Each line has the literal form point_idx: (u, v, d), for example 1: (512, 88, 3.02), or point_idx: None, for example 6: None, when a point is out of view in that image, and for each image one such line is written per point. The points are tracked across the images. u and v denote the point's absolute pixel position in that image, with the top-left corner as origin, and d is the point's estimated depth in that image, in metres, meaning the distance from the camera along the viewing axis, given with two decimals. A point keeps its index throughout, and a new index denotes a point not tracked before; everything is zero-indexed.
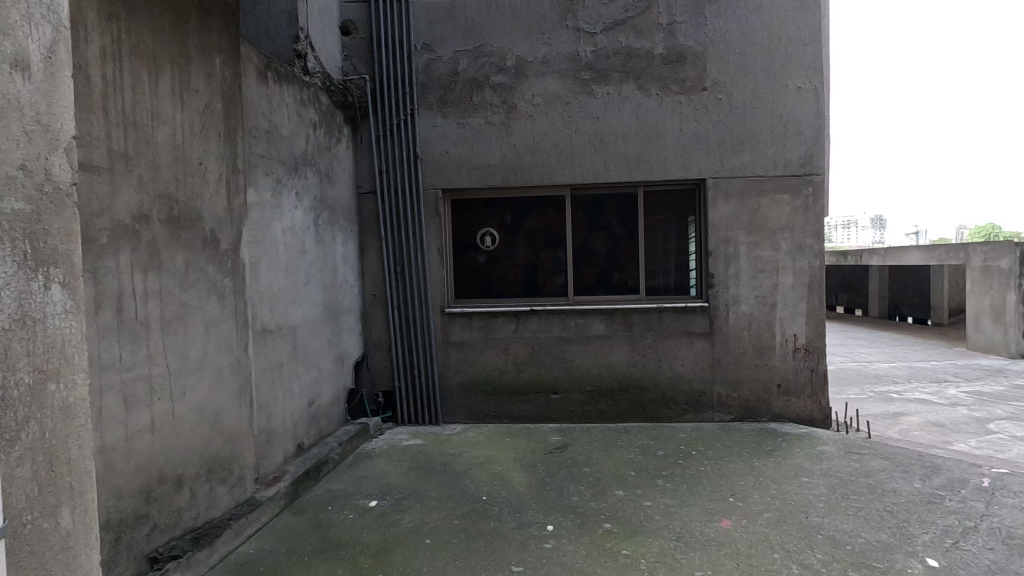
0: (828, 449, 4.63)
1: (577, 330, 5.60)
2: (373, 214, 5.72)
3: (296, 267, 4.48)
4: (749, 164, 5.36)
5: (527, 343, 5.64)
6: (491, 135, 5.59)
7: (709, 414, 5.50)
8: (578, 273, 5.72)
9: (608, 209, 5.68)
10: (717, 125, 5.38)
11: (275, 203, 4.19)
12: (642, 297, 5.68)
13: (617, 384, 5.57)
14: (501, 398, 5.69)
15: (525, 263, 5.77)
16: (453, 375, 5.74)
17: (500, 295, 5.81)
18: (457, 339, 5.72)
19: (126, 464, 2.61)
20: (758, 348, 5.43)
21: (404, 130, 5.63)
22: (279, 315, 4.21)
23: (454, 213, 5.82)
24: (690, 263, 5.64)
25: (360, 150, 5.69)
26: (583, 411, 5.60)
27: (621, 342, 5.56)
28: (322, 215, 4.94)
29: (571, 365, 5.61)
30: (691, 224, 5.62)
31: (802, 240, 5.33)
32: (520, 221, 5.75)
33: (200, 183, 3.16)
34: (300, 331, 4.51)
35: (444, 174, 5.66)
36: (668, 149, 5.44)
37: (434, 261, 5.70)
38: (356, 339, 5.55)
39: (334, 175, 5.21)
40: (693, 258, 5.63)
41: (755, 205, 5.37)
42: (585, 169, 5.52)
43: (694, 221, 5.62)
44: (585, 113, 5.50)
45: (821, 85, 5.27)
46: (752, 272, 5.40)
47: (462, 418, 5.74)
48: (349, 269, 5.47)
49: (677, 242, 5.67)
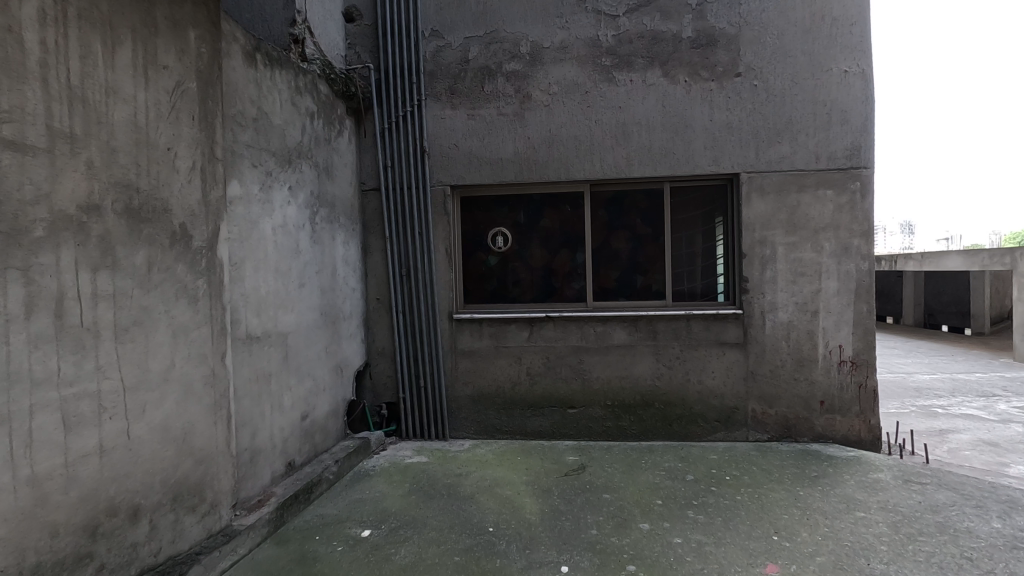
0: (883, 478, 4.08)
1: (596, 339, 5.13)
2: (378, 212, 5.35)
3: (288, 269, 4.11)
4: (788, 157, 4.85)
5: (542, 352, 5.19)
6: (504, 127, 5.18)
7: (742, 433, 4.97)
8: (597, 277, 5.26)
9: (631, 206, 5.21)
10: (752, 114, 4.88)
11: (264, 198, 3.83)
12: (669, 303, 5.17)
13: (640, 399, 5.08)
14: (513, 412, 5.24)
15: (540, 265, 5.33)
16: (462, 387, 5.31)
17: (512, 300, 5.37)
18: (466, 347, 5.29)
19: (64, 495, 2.23)
20: (799, 361, 4.89)
21: (410, 122, 5.25)
22: (267, 322, 3.83)
23: (464, 211, 5.41)
24: (719, 266, 5.16)
25: (364, 144, 5.32)
26: (603, 427, 5.13)
27: (645, 352, 5.07)
28: (319, 213, 4.57)
29: (590, 377, 5.14)
30: (719, 224, 5.15)
31: (847, 241, 4.79)
32: (534, 220, 5.31)
33: (168, 170, 2.79)
34: (292, 339, 4.13)
35: (453, 169, 5.25)
36: (697, 140, 4.95)
37: (442, 263, 5.28)
38: (357, 346, 5.17)
39: (335, 170, 4.84)
40: (722, 262, 5.15)
41: (795, 202, 4.85)
42: (606, 163, 5.07)
43: (722, 221, 5.15)
44: (606, 103, 5.05)
45: (870, 68, 4.74)
46: (791, 276, 4.88)
47: (470, 433, 5.30)
48: (351, 271, 5.09)
49: (705, 243, 5.18)
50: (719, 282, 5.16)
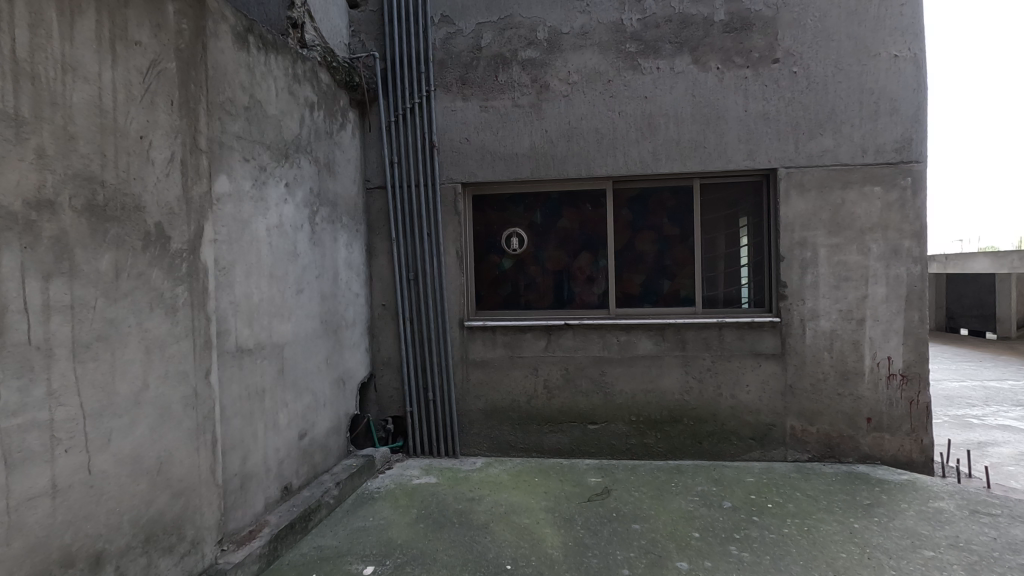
0: (945, 507, 3.64)
1: (619, 349, 4.73)
2: (383, 212, 4.98)
3: (284, 274, 3.74)
4: (831, 150, 4.43)
5: (560, 363, 4.79)
6: (519, 119, 4.79)
7: (779, 453, 4.55)
8: (620, 282, 4.86)
9: (657, 205, 4.80)
10: (791, 104, 4.47)
11: (257, 195, 3.46)
12: (698, 311, 4.76)
13: (667, 415, 4.68)
14: (529, 428, 4.85)
15: (558, 269, 4.93)
16: (474, 401, 4.93)
17: (528, 307, 4.98)
18: (479, 357, 4.90)
19: (6, 547, 1.87)
20: (842, 374, 4.47)
21: (419, 115, 4.88)
22: (260, 332, 3.47)
23: (476, 211, 5.03)
24: (742, 273, 4.77)
25: (369, 139, 4.96)
26: (627, 445, 4.73)
27: (673, 364, 4.66)
28: (320, 213, 4.21)
29: (612, 390, 4.74)
30: (743, 228, 4.75)
31: (897, 242, 4.36)
32: (552, 220, 4.92)
33: (141, 162, 2.43)
34: (288, 351, 3.76)
35: (464, 165, 4.88)
36: (730, 133, 4.54)
37: (452, 266, 4.90)
38: (361, 356, 4.80)
39: (337, 167, 4.48)
40: (745, 268, 4.76)
41: (839, 200, 4.43)
42: (630, 158, 4.67)
43: (746, 224, 4.76)
44: (630, 93, 4.65)
45: (922, 53, 4.31)
46: (835, 281, 4.45)
47: (483, 450, 4.91)
48: (354, 275, 4.73)
49: (728, 248, 4.77)
50: (742, 290, 4.77)
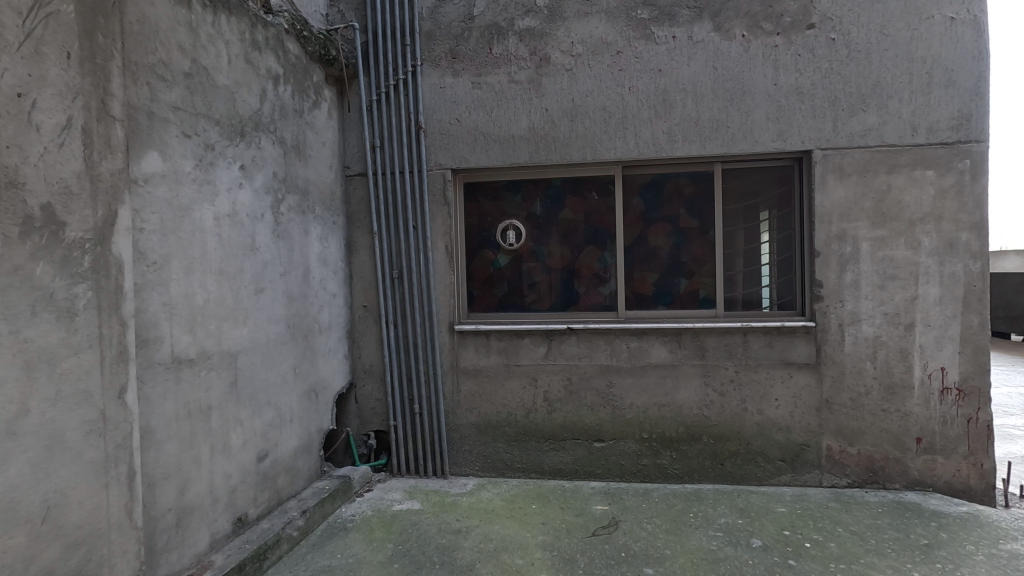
0: (1022, 552, 3.04)
1: (629, 356, 4.16)
2: (365, 203, 4.44)
3: (239, 272, 3.22)
4: (875, 129, 3.84)
5: (562, 372, 4.24)
6: (516, 97, 4.24)
7: (814, 477, 3.97)
8: (631, 281, 4.29)
9: (673, 193, 4.23)
10: (828, 76, 3.88)
11: (202, 178, 2.95)
12: (720, 314, 4.18)
13: (684, 432, 4.11)
14: (527, 446, 4.30)
15: (560, 266, 4.38)
16: (465, 415, 4.38)
17: (527, 309, 4.42)
18: (471, 365, 4.35)
19: None
20: (887, 387, 3.87)
21: (404, 93, 4.34)
22: (205, 339, 2.95)
23: (468, 200, 4.48)
24: (763, 272, 4.19)
25: (348, 121, 4.43)
26: (638, 466, 4.17)
27: (691, 374, 4.09)
28: (287, 202, 3.68)
29: (621, 404, 4.18)
30: (764, 221, 4.18)
31: (953, 235, 3.75)
32: (553, 210, 4.37)
33: (18, 126, 1.91)
34: (243, 361, 3.24)
35: (455, 149, 4.33)
36: (757, 109, 3.96)
37: (441, 263, 4.35)
38: (338, 364, 4.27)
39: (309, 150, 3.95)
40: (767, 266, 4.18)
41: (885, 186, 3.83)
42: (642, 140, 4.10)
43: (768, 218, 4.18)
44: (642, 65, 4.08)
45: (983, 14, 3.69)
46: (879, 281, 3.86)
47: (476, 470, 4.37)
48: (331, 273, 4.20)
49: (748, 243, 4.19)
50: (763, 291, 4.19)
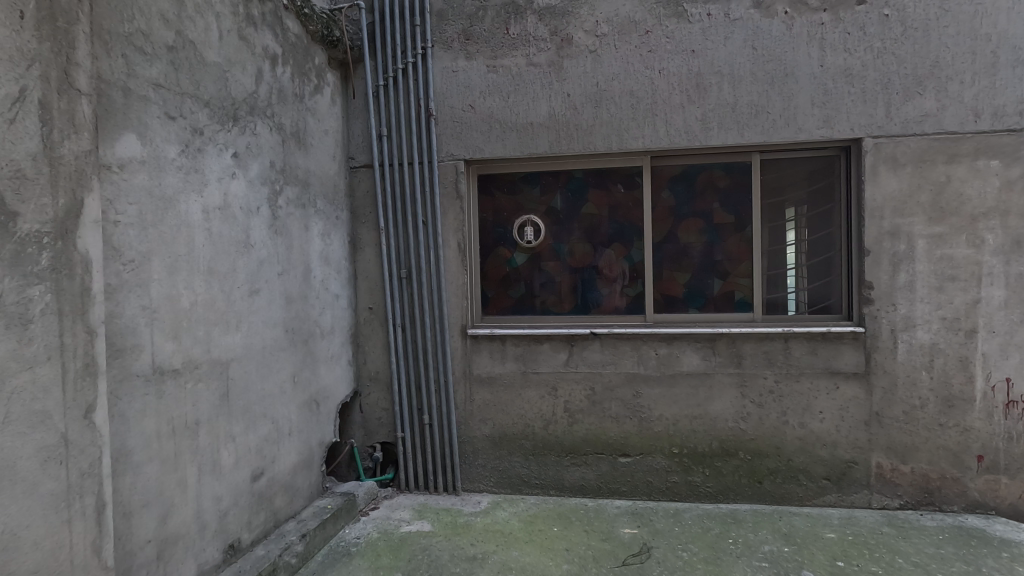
0: None
1: (658, 365, 3.82)
2: (370, 197, 4.11)
3: (231, 271, 2.90)
4: (934, 114, 3.47)
5: (585, 381, 3.90)
6: (535, 81, 3.89)
7: (862, 498, 3.62)
8: (659, 281, 3.94)
9: (707, 185, 3.87)
10: (881, 56, 3.51)
11: (189, 166, 2.62)
12: (757, 318, 3.82)
13: (718, 447, 3.77)
14: (546, 460, 3.96)
15: (582, 266, 4.04)
16: (478, 426, 4.04)
17: (545, 311, 4.08)
18: (484, 373, 4.02)
19: None
20: (945, 400, 3.51)
21: (413, 78, 4.00)
22: (192, 347, 2.63)
23: (482, 193, 4.14)
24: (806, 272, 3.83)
25: (353, 108, 4.10)
26: (667, 483, 3.83)
27: (726, 384, 3.75)
28: (285, 194, 3.35)
29: (649, 416, 3.84)
30: (800, 219, 3.82)
31: (1021, 231, 3.39)
32: (575, 204, 4.03)
33: None
34: (236, 370, 2.91)
35: (468, 138, 3.99)
36: (801, 94, 3.60)
37: (452, 262, 4.02)
38: (342, 371, 3.94)
39: (310, 139, 3.62)
40: (809, 266, 3.82)
41: (944, 177, 3.47)
42: (673, 127, 3.75)
43: (805, 215, 3.82)
44: (673, 46, 3.72)
45: None
46: (936, 282, 3.50)
47: (490, 486, 4.04)
48: (333, 272, 3.87)
49: (782, 243, 3.83)
50: (806, 293, 3.83)
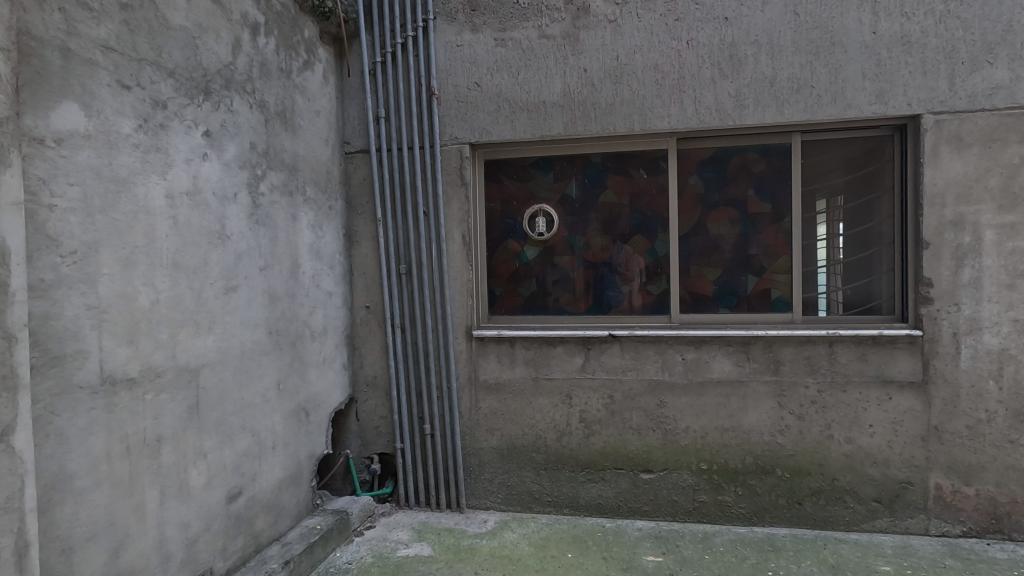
0: None
1: (685, 371, 3.42)
2: (367, 185, 3.75)
3: (202, 266, 2.55)
4: (1005, 87, 3.02)
5: (603, 388, 3.51)
6: (548, 55, 3.50)
7: (917, 523, 3.20)
8: (686, 278, 3.54)
9: (740, 170, 3.46)
10: (943, 21, 3.07)
11: (148, 143, 2.27)
12: (797, 319, 3.40)
13: (752, 464, 3.37)
14: (559, 476, 3.59)
15: (600, 261, 3.64)
16: (484, 437, 3.67)
17: (559, 311, 3.70)
18: (491, 379, 3.65)
19: None
20: (1017, 413, 3.07)
21: (413, 53, 3.63)
22: (153, 352, 2.28)
23: (489, 181, 3.76)
24: (853, 267, 3.40)
25: (348, 87, 3.74)
26: (695, 504, 3.43)
27: (762, 393, 3.34)
28: (268, 179, 3.00)
29: (674, 427, 3.44)
30: (847, 207, 3.39)
31: None
32: (592, 192, 3.63)
33: None
34: (207, 378, 2.57)
35: (474, 119, 3.61)
36: (850, 65, 3.17)
37: (457, 256, 3.65)
38: (335, 376, 3.59)
39: (298, 120, 3.27)
40: (857, 261, 3.39)
41: (1017, 158, 3.02)
42: (703, 105, 3.34)
43: (853, 203, 3.39)
44: (703, 13, 3.31)
45: None
46: (1007, 279, 3.05)
47: (498, 503, 3.67)
48: (326, 268, 3.52)
49: (826, 235, 3.41)
50: (852, 291, 3.40)
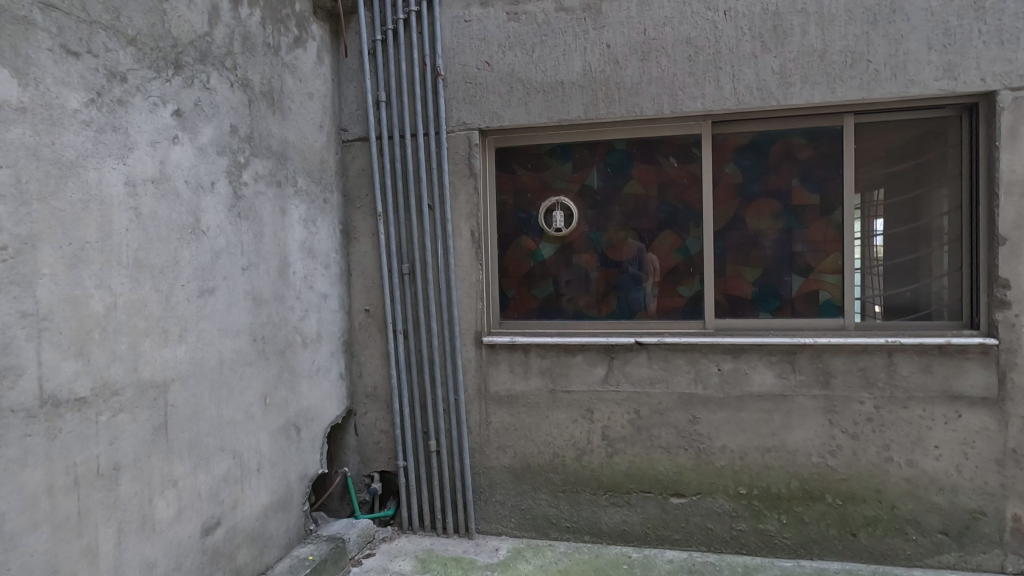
0: None
1: (721, 384, 3.04)
2: (366, 176, 3.40)
3: (171, 265, 2.21)
4: None
5: (628, 402, 3.14)
6: (566, 30, 3.13)
7: (990, 559, 2.80)
8: (722, 279, 3.15)
9: (783, 157, 3.07)
10: None
11: (102, 121, 1.94)
12: (849, 325, 3.01)
13: (798, 488, 2.98)
14: (579, 499, 3.22)
15: (624, 260, 3.27)
16: (495, 455, 3.31)
17: (578, 315, 3.33)
18: (503, 391, 3.29)
19: None
20: None
21: (416, 30, 3.27)
22: (108, 365, 1.95)
23: (501, 171, 3.40)
24: (914, 267, 2.99)
25: (346, 69, 3.39)
26: (732, 532, 3.05)
27: (809, 409, 2.95)
28: (252, 167, 2.66)
29: (709, 447, 3.06)
30: (906, 198, 2.99)
31: None
32: (615, 183, 3.26)
33: None
34: (178, 394, 2.23)
35: (484, 102, 3.25)
36: (913, 35, 2.77)
37: (465, 255, 3.29)
38: (330, 387, 3.25)
39: (287, 102, 2.93)
40: (918, 259, 2.98)
41: None
42: (742, 83, 2.95)
43: (913, 194, 2.98)
44: None
45: None
46: None
47: (511, 528, 3.31)
48: (320, 267, 3.17)
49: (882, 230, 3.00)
50: (912, 294, 2.99)
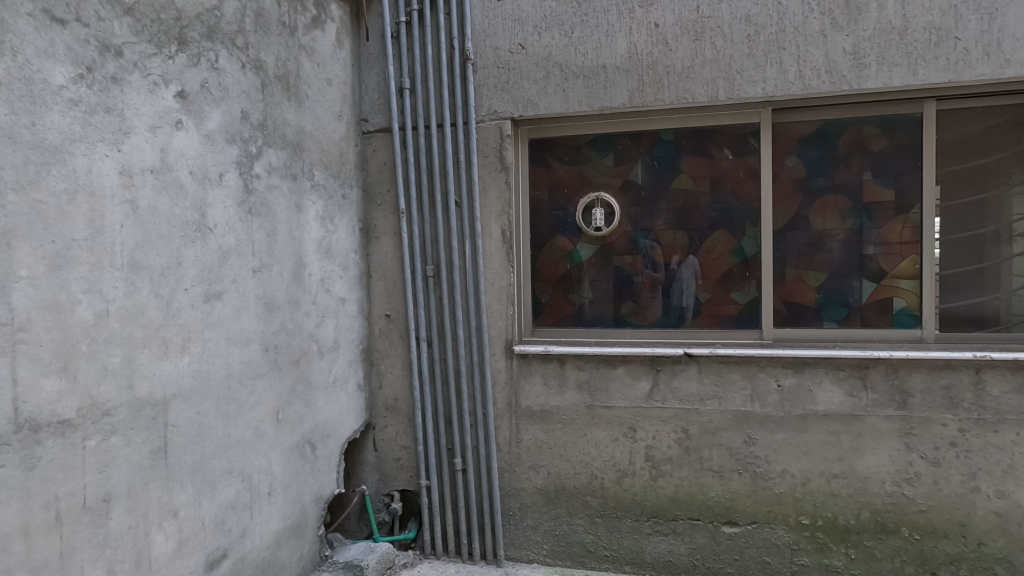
0: None
1: (781, 402, 2.72)
2: (388, 170, 3.13)
3: (172, 267, 1.95)
4: None
5: (676, 420, 2.83)
6: (609, 8, 2.84)
7: None
8: (782, 284, 2.84)
9: (853, 149, 2.75)
10: None
11: (93, 100, 1.69)
12: (929, 337, 2.68)
13: (869, 520, 2.66)
14: (620, 526, 2.92)
15: (671, 262, 2.97)
16: (527, 476, 3.02)
17: (619, 324, 3.03)
18: (536, 406, 3.00)
19: None
20: None
21: (444, 10, 3.00)
22: (97, 383, 1.69)
23: (535, 165, 3.11)
24: (1007, 272, 2.62)
25: (367, 54, 3.13)
26: (793, 568, 2.73)
27: (883, 432, 2.62)
28: (265, 158, 2.40)
29: (767, 471, 2.75)
30: (997, 194, 2.62)
31: None
32: (662, 178, 2.96)
33: None
34: (179, 413, 1.97)
35: (517, 89, 2.97)
36: (1008, 8, 2.44)
37: (495, 256, 3.01)
38: (348, 399, 2.98)
39: (304, 88, 2.67)
40: (1012, 263, 2.62)
41: None
42: (809, 65, 2.64)
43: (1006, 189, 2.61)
44: None
45: None
46: None
47: (543, 556, 3.02)
48: (338, 268, 2.90)
49: (968, 230, 2.65)
50: (1004, 303, 2.63)
